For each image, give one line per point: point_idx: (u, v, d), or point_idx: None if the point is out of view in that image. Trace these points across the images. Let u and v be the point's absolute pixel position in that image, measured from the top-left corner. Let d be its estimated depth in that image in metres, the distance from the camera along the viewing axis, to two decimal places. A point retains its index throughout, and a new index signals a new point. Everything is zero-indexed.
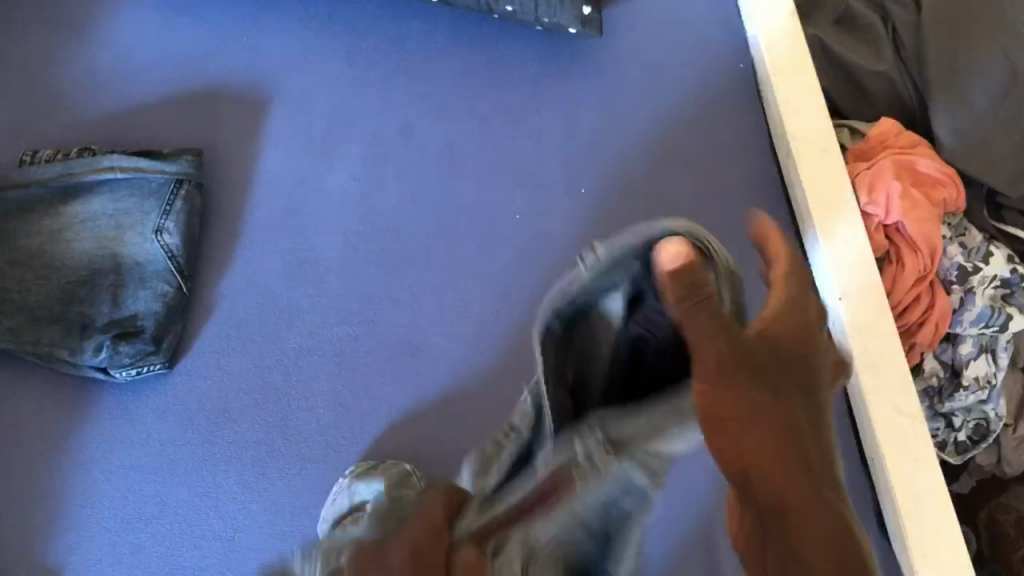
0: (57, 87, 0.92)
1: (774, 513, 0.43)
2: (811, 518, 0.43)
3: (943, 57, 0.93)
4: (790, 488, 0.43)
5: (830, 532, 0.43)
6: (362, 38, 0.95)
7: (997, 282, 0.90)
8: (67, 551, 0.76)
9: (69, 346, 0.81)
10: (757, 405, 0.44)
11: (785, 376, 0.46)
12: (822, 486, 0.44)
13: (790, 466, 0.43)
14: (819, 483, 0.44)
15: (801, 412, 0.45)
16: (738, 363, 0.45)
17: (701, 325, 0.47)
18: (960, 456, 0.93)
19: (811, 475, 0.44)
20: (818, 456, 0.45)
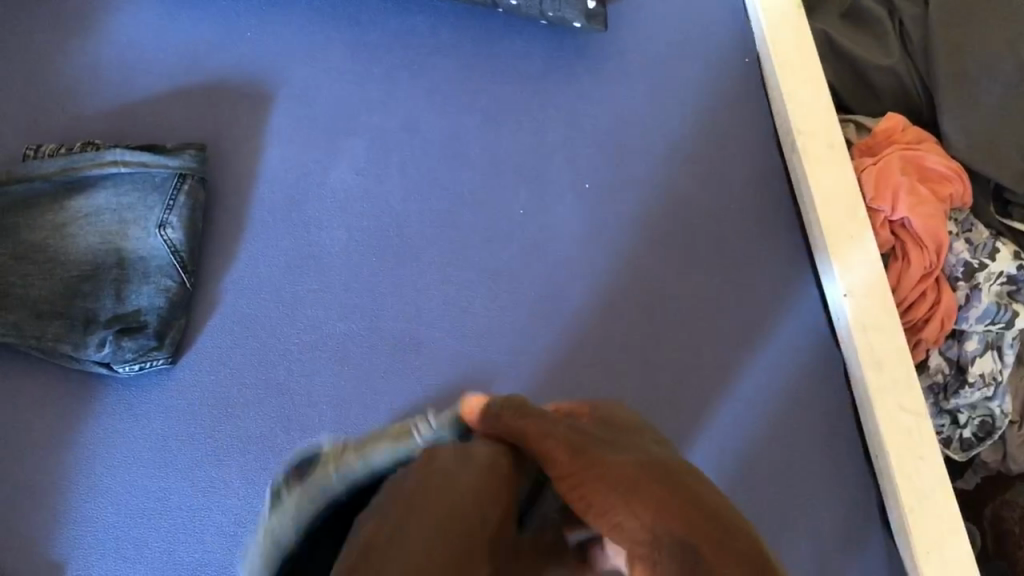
0: (61, 80, 0.92)
1: (683, 549, 0.42)
2: (698, 524, 0.43)
3: (949, 52, 0.93)
4: (693, 525, 0.43)
5: (709, 514, 0.44)
6: (366, 32, 0.95)
7: (1003, 279, 0.90)
8: (70, 546, 0.76)
9: (72, 340, 0.81)
10: (614, 466, 0.45)
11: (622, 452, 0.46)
12: (704, 530, 0.43)
13: (666, 501, 0.44)
14: (699, 519, 0.43)
15: (639, 451, 0.48)
16: (573, 455, 0.46)
17: (539, 427, 0.47)
18: (965, 453, 0.93)
19: (671, 481, 0.45)
20: (693, 505, 0.44)
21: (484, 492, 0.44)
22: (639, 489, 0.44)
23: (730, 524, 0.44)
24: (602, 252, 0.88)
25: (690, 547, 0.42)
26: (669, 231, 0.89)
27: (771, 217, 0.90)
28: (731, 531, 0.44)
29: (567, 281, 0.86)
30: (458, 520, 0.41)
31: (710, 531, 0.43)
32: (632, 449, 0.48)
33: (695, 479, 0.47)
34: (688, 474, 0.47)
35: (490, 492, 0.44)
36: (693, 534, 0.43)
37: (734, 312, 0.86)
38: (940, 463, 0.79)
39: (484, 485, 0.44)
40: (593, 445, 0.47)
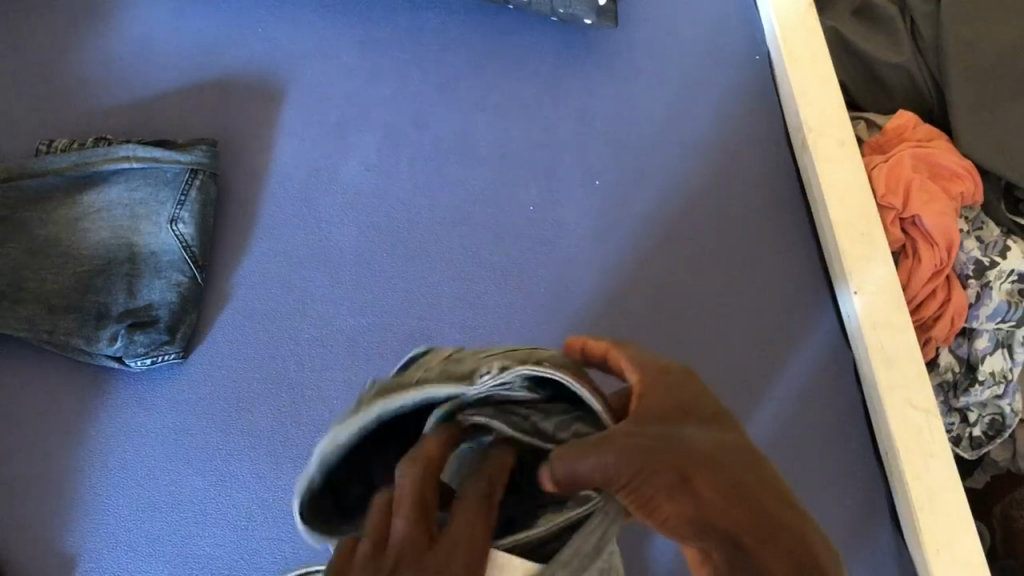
0: (74, 75, 0.92)
1: (725, 542, 0.39)
2: (750, 516, 0.40)
3: (960, 48, 0.93)
4: (739, 518, 0.39)
5: (762, 504, 0.40)
6: (378, 29, 0.95)
7: (1014, 276, 0.89)
8: (82, 539, 0.76)
9: (85, 335, 0.81)
10: (662, 463, 0.41)
11: (673, 445, 0.42)
12: (764, 510, 0.40)
13: (712, 490, 0.40)
14: (760, 506, 0.40)
15: (694, 435, 0.43)
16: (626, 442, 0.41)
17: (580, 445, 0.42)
18: (975, 451, 0.92)
19: (720, 472, 0.41)
20: (756, 489, 0.41)
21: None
22: (692, 473, 0.41)
23: (783, 514, 0.41)
24: (611, 248, 0.88)
25: (738, 542, 0.39)
26: (679, 229, 0.89)
27: (781, 214, 0.90)
28: (783, 520, 0.40)
29: (576, 279, 0.87)
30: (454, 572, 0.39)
31: (765, 514, 0.40)
32: (682, 433, 0.43)
33: (747, 462, 0.43)
34: (742, 457, 0.43)
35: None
36: (739, 530, 0.39)
37: (744, 309, 0.86)
38: (950, 461, 0.78)
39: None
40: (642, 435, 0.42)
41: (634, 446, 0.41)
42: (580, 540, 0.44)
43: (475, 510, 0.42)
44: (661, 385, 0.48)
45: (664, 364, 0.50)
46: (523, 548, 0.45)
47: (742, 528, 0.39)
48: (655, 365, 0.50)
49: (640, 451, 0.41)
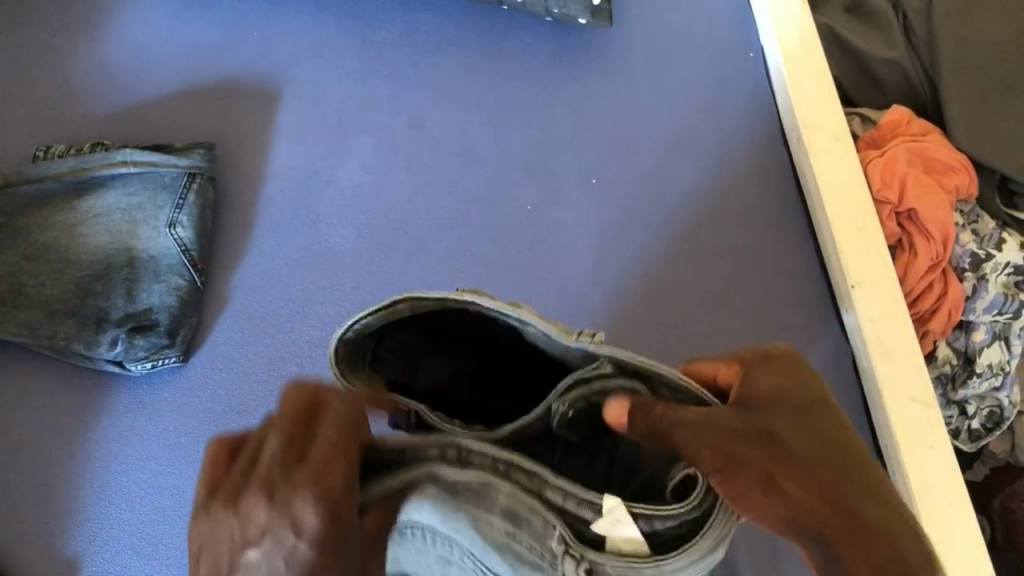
0: (72, 79, 0.92)
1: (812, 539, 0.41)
2: (838, 516, 0.41)
3: (954, 44, 0.93)
4: (826, 518, 0.41)
5: (850, 505, 0.41)
6: (373, 31, 0.95)
7: (1010, 269, 0.90)
8: (85, 544, 0.77)
9: (85, 339, 0.81)
10: (753, 458, 0.43)
11: (762, 439, 0.44)
12: (853, 509, 0.41)
13: (798, 489, 0.42)
14: (847, 506, 0.41)
15: (789, 423, 0.45)
16: (714, 436, 0.45)
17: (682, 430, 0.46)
18: (974, 443, 0.93)
19: (808, 470, 0.42)
20: (846, 490, 0.42)
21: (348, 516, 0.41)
22: (777, 467, 0.43)
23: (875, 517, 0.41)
24: (608, 246, 0.88)
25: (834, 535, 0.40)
26: (678, 226, 0.90)
27: (777, 210, 0.91)
28: (878, 525, 0.40)
29: (575, 276, 0.87)
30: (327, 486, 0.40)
31: (852, 514, 0.41)
32: (776, 423, 0.45)
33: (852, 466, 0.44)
34: (847, 459, 0.44)
35: (345, 501, 0.41)
36: (830, 530, 0.40)
37: (741, 306, 0.87)
38: (949, 452, 0.80)
39: (330, 491, 0.40)
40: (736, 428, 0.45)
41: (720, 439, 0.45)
42: (711, 531, 0.47)
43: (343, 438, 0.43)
44: (774, 375, 0.49)
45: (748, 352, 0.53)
46: (647, 527, 0.47)
47: (835, 526, 0.40)
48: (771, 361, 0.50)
49: (726, 441, 0.44)
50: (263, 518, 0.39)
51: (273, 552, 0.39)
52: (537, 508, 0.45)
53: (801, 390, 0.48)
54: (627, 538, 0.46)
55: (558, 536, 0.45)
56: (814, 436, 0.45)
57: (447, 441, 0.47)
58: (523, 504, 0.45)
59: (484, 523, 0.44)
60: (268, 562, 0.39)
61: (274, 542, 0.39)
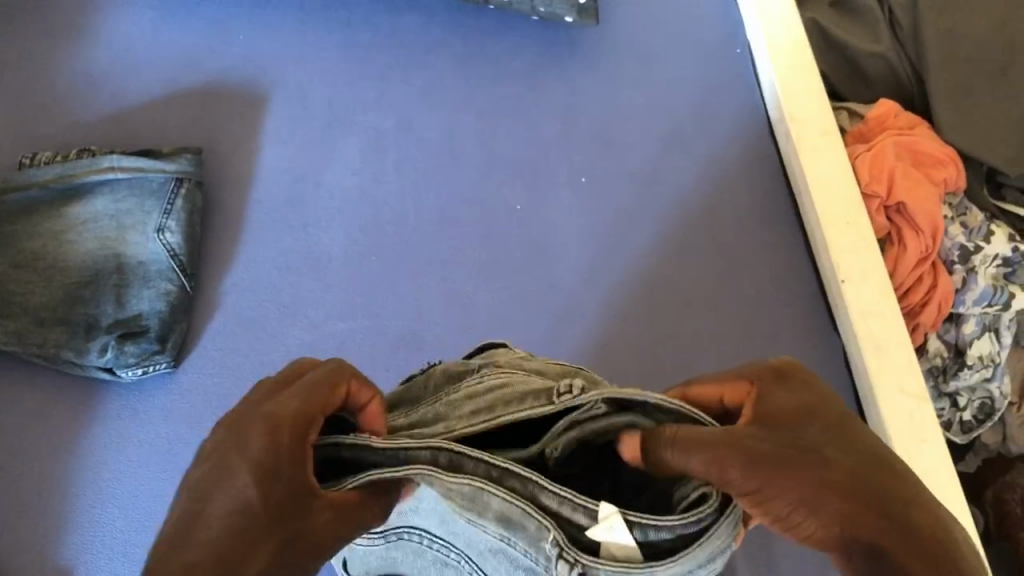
0: (57, 86, 0.92)
1: (861, 551, 0.36)
2: (882, 521, 0.37)
3: (939, 37, 0.93)
4: (869, 521, 0.37)
5: (890, 507, 0.37)
6: (359, 33, 0.95)
7: (999, 261, 0.90)
8: (77, 552, 0.76)
9: (74, 347, 0.81)
10: (784, 458, 0.39)
11: (790, 448, 0.40)
12: (897, 512, 0.37)
13: (835, 492, 0.38)
14: (888, 508, 0.37)
15: (821, 435, 0.41)
16: (732, 441, 0.40)
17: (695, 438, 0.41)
18: (966, 435, 0.93)
19: (847, 473, 0.38)
20: (886, 493, 0.38)
21: (299, 464, 0.39)
22: (812, 476, 0.38)
23: (917, 516, 0.37)
24: (598, 245, 0.88)
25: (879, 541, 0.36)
26: (667, 223, 0.90)
27: (765, 207, 0.91)
28: (927, 528, 0.37)
29: (567, 275, 0.87)
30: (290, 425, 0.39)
31: (898, 517, 0.37)
32: (802, 432, 0.41)
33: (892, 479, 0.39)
34: (875, 457, 0.40)
35: (298, 447, 0.39)
36: (878, 538, 0.36)
37: (732, 303, 0.87)
38: (943, 445, 0.80)
39: (283, 429, 0.39)
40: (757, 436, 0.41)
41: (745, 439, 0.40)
42: (711, 540, 0.43)
43: (310, 398, 0.41)
44: (778, 386, 0.45)
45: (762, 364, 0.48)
46: (642, 535, 0.43)
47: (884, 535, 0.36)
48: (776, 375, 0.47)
49: (751, 453, 0.40)
50: (218, 440, 0.39)
51: (203, 479, 0.37)
52: (531, 512, 0.42)
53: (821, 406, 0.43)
54: (615, 544, 0.43)
55: (553, 539, 0.42)
56: (835, 438, 0.41)
57: (439, 444, 0.44)
58: (517, 510, 0.43)
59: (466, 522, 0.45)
60: (222, 483, 0.37)
61: (217, 464, 0.38)
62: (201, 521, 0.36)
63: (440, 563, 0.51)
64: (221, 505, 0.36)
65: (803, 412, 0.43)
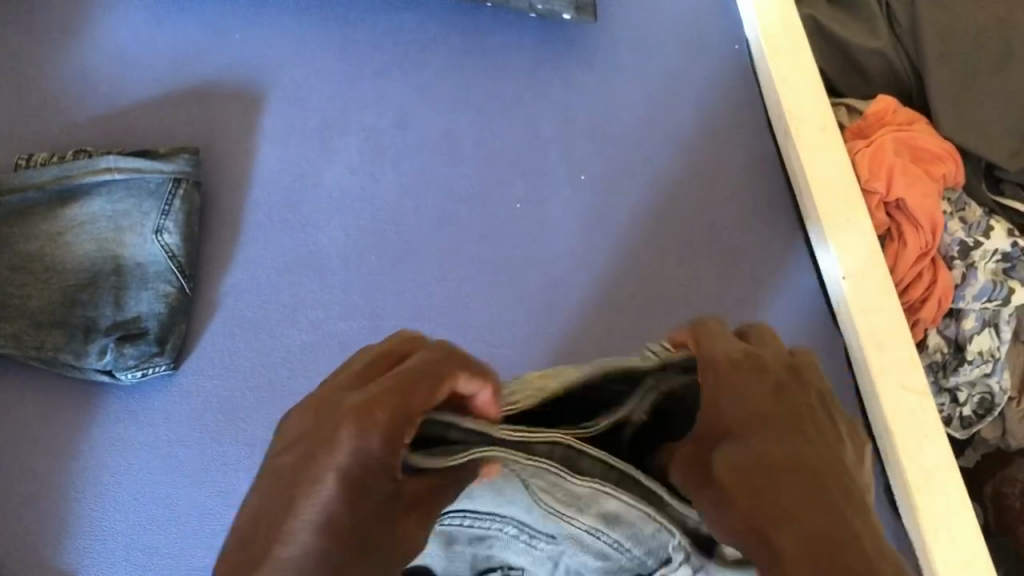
0: (52, 86, 0.91)
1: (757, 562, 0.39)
2: (754, 536, 0.39)
3: (938, 33, 0.93)
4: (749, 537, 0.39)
5: (760, 520, 0.39)
6: (357, 31, 0.95)
7: (998, 256, 0.90)
8: (78, 556, 0.76)
9: (73, 349, 0.80)
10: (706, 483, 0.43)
11: (709, 467, 0.43)
12: (766, 528, 0.39)
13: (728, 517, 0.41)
14: (759, 520, 0.39)
15: (737, 442, 0.42)
16: (688, 469, 0.45)
17: (676, 467, 0.46)
18: (966, 431, 0.93)
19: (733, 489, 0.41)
20: (761, 505, 0.40)
21: (385, 473, 0.37)
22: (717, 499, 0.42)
23: (777, 525, 0.38)
24: (598, 243, 0.88)
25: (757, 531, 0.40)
26: (667, 221, 0.89)
27: (765, 204, 0.91)
28: (789, 541, 0.38)
29: (568, 274, 0.87)
30: (379, 417, 0.37)
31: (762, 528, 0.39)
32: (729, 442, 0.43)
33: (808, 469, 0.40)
34: (768, 459, 0.41)
35: (389, 456, 0.37)
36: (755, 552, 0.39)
37: (733, 300, 0.87)
38: (945, 442, 0.80)
39: (380, 414, 0.38)
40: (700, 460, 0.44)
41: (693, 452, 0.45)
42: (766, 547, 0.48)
43: (412, 388, 0.39)
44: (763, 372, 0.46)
45: (744, 347, 0.48)
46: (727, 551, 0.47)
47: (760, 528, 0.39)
48: (762, 358, 0.47)
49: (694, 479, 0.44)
50: (306, 427, 0.38)
51: (285, 470, 0.37)
52: (651, 515, 0.45)
53: (782, 403, 0.44)
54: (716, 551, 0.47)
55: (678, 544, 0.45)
56: (750, 442, 0.42)
57: (558, 438, 0.45)
58: (635, 513, 0.44)
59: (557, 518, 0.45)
60: (305, 484, 0.36)
61: (304, 452, 0.37)
62: (284, 531, 0.35)
63: (477, 540, 0.48)
64: (305, 508, 0.35)
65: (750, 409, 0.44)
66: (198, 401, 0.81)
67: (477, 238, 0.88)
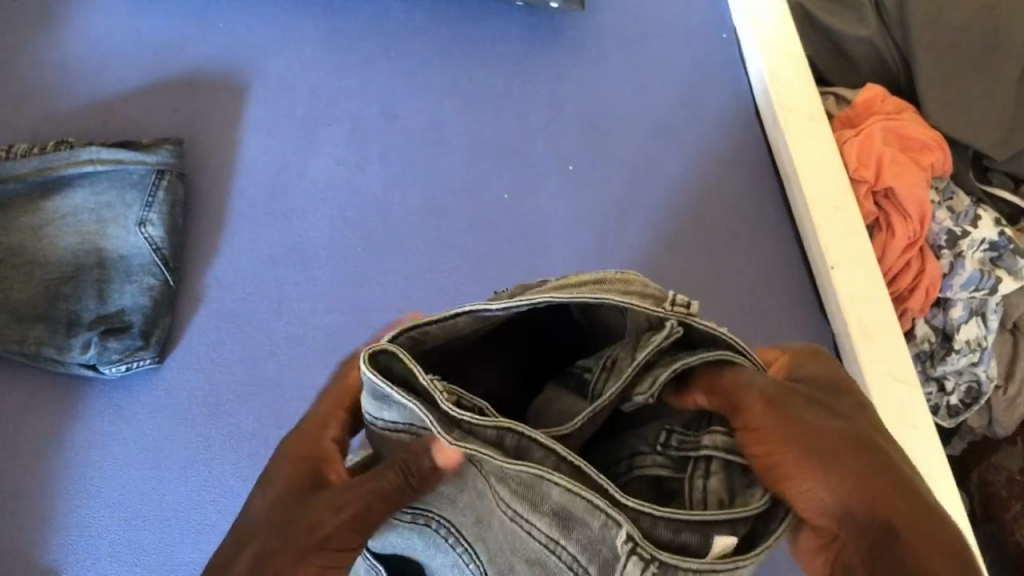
0: (32, 75, 0.90)
1: (868, 518, 0.41)
2: (875, 494, 0.41)
3: (927, 21, 0.92)
4: (873, 491, 0.41)
5: (884, 485, 0.42)
6: (341, 20, 0.94)
7: (985, 246, 0.90)
8: (63, 553, 0.75)
9: (56, 344, 0.79)
10: (817, 434, 0.44)
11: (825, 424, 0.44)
12: (890, 491, 0.41)
13: (843, 471, 0.42)
14: (880, 478, 0.42)
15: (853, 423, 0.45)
16: (776, 408, 0.45)
17: (737, 389, 0.46)
18: (953, 419, 0.94)
19: (869, 452, 0.43)
20: (886, 473, 0.42)
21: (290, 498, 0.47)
22: (832, 447, 0.43)
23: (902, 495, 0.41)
24: (586, 234, 0.87)
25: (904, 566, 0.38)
26: (656, 212, 0.89)
27: (754, 193, 0.91)
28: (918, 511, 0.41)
29: (556, 265, 0.86)
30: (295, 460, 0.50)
31: (884, 488, 0.41)
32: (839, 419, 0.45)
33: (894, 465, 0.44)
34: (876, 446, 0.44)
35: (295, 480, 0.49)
36: (882, 507, 0.41)
37: (722, 290, 0.87)
38: (933, 432, 0.80)
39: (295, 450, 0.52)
40: (796, 412, 0.45)
41: (772, 411, 0.45)
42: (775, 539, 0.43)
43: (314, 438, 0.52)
44: (812, 372, 0.51)
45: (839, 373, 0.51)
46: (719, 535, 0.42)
47: (864, 499, 0.41)
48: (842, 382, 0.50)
49: (787, 421, 0.44)
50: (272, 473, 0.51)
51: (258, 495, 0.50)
52: (600, 507, 0.40)
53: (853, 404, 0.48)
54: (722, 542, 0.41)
55: (625, 535, 0.40)
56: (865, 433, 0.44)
57: (508, 426, 0.42)
58: (582, 505, 0.41)
59: (513, 536, 0.44)
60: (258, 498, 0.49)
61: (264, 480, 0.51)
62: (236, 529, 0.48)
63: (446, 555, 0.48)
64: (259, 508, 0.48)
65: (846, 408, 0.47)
66: (184, 395, 0.80)
67: (465, 230, 0.87)
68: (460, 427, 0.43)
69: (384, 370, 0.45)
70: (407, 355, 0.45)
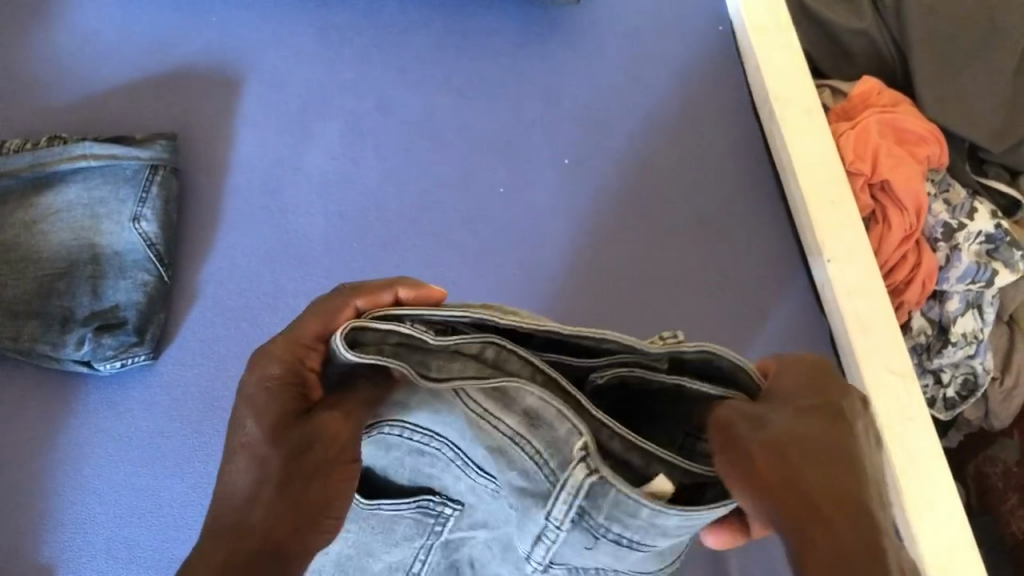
0: (25, 70, 0.89)
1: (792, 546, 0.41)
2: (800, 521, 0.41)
3: (921, 14, 0.92)
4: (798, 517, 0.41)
5: (809, 511, 0.41)
6: (335, 14, 0.93)
7: (982, 238, 0.89)
8: (58, 550, 0.75)
9: (50, 340, 0.79)
10: (757, 455, 0.43)
11: (766, 440, 0.43)
12: (815, 521, 0.41)
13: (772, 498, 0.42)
14: (809, 504, 0.41)
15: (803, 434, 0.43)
16: (728, 431, 0.44)
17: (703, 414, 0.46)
18: (949, 411, 0.93)
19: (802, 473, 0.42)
20: (816, 495, 0.41)
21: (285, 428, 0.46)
22: (766, 472, 0.42)
23: (824, 524, 0.40)
24: (582, 227, 0.87)
25: None
26: (652, 205, 0.89)
27: (750, 186, 0.91)
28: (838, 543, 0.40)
29: (552, 259, 0.86)
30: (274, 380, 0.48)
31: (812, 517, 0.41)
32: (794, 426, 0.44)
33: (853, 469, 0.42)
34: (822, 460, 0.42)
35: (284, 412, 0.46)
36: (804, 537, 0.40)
37: (718, 284, 0.87)
38: (930, 425, 0.80)
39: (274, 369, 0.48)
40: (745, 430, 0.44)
41: (727, 433, 0.44)
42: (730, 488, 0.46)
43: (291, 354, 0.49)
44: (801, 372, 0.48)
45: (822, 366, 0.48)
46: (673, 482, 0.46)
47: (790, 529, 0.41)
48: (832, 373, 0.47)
49: (733, 445, 0.44)
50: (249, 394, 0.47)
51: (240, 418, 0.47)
52: (565, 415, 0.46)
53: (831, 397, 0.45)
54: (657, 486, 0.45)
55: (581, 442, 0.45)
56: (812, 447, 0.43)
57: (489, 339, 0.47)
58: (551, 411, 0.46)
59: (476, 426, 0.49)
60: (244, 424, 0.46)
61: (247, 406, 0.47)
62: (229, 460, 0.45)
63: (415, 454, 0.52)
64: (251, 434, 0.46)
65: (809, 409, 0.45)
66: (179, 391, 0.80)
67: (461, 224, 0.87)
68: (437, 357, 0.47)
69: (350, 341, 0.47)
70: (372, 324, 0.46)
